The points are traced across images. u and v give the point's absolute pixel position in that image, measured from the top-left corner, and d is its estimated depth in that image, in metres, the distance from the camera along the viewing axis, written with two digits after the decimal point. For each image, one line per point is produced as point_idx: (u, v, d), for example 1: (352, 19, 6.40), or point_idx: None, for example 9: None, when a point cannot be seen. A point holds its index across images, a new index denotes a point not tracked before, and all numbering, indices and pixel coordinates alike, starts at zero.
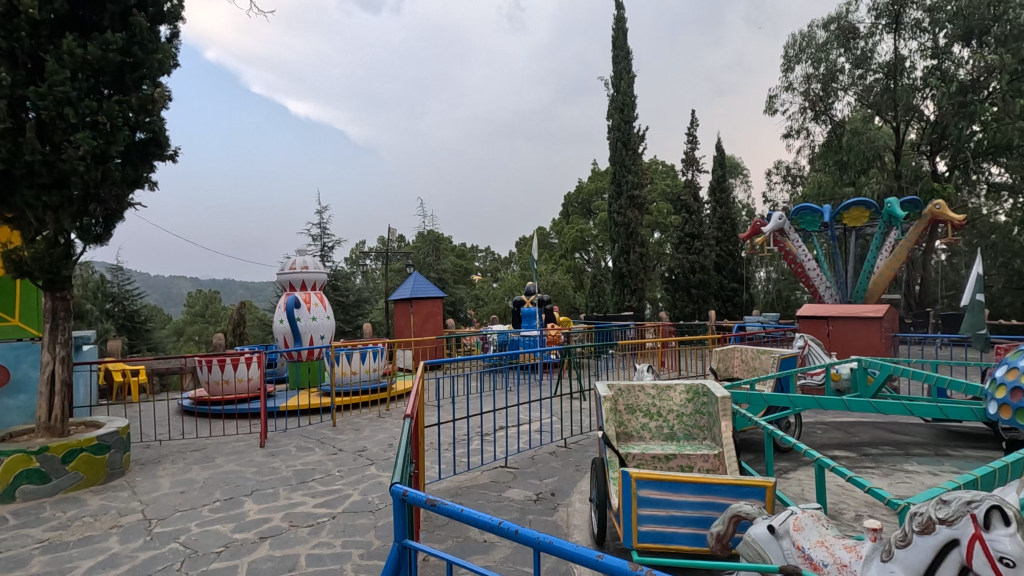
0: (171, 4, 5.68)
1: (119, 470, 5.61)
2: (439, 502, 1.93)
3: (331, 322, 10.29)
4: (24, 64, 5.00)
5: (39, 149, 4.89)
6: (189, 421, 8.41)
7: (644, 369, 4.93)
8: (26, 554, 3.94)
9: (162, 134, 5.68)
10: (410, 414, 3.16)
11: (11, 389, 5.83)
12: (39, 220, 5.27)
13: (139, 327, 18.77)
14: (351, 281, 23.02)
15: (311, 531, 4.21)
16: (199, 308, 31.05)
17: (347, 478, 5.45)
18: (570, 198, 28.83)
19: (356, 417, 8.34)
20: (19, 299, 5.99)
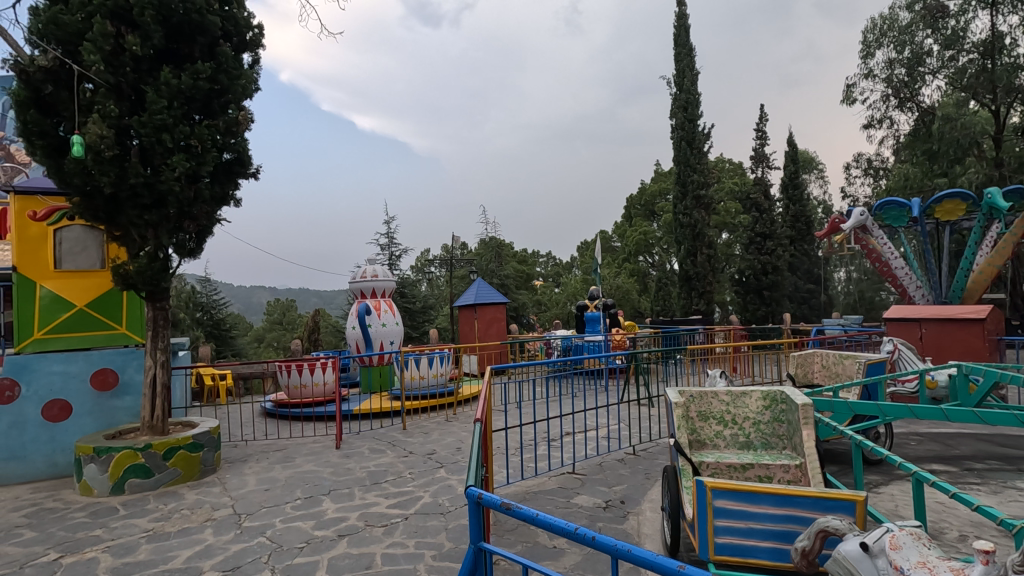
0: (252, 32, 6.10)
1: (211, 467, 6.03)
2: (513, 506, 1.94)
3: (399, 328, 10.63)
4: (128, 96, 5.52)
5: (141, 173, 5.38)
6: (272, 423, 8.93)
7: (716, 374, 4.75)
8: (134, 542, 4.31)
9: (245, 154, 6.11)
10: (480, 418, 3.20)
11: (120, 391, 6.41)
12: (141, 237, 5.77)
13: (224, 334, 20.15)
14: (417, 288, 23.74)
15: (385, 531, 4.35)
16: (277, 315, 32.97)
17: (418, 480, 5.60)
18: (633, 200, 28.31)
19: (424, 421, 8.55)
20: (126, 309, 6.59)
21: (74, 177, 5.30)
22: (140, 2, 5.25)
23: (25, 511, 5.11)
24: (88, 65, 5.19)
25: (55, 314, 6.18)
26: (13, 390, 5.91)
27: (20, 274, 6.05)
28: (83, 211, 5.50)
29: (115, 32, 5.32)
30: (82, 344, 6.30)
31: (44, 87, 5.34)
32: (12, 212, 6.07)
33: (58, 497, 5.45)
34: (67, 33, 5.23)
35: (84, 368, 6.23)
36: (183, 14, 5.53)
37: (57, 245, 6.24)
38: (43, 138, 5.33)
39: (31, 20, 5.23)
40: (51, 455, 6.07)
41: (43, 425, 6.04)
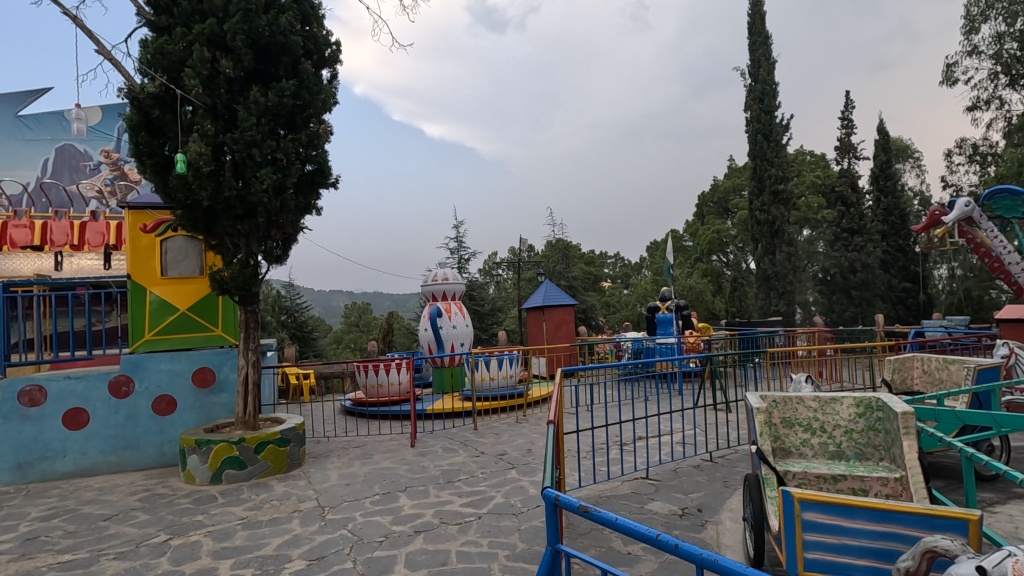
0: (331, 49, 6.42)
1: (297, 461, 6.41)
2: (592, 509, 1.91)
3: (469, 330, 10.81)
4: (223, 115, 5.98)
5: (234, 186, 5.80)
6: (351, 420, 9.36)
7: (801, 379, 4.48)
8: (231, 529, 4.64)
9: (326, 165, 6.45)
10: (552, 420, 3.23)
11: (217, 388, 6.93)
12: (235, 246, 6.22)
13: (307, 336, 21.39)
14: (486, 290, 24.13)
15: (460, 529, 4.43)
16: (354, 317, 34.52)
17: (491, 480, 5.67)
18: (704, 198, 27.35)
19: (495, 422, 8.66)
20: (221, 312, 7.12)
21: (178, 193, 5.79)
22: (232, 28, 5.67)
23: (140, 495, 5.64)
24: (189, 89, 5.67)
25: (161, 317, 6.79)
26: (128, 386, 6.57)
27: (133, 281, 6.69)
28: (185, 223, 5.99)
29: (211, 58, 5.78)
30: (184, 345, 6.88)
31: (152, 112, 5.88)
32: (126, 225, 6.71)
33: (167, 484, 5.98)
34: (172, 61, 5.74)
35: (187, 367, 6.81)
36: (269, 36, 5.92)
37: (163, 254, 6.84)
38: (152, 157, 5.87)
39: (141, 51, 5.78)
40: (160, 445, 6.68)
41: (153, 418, 6.66)
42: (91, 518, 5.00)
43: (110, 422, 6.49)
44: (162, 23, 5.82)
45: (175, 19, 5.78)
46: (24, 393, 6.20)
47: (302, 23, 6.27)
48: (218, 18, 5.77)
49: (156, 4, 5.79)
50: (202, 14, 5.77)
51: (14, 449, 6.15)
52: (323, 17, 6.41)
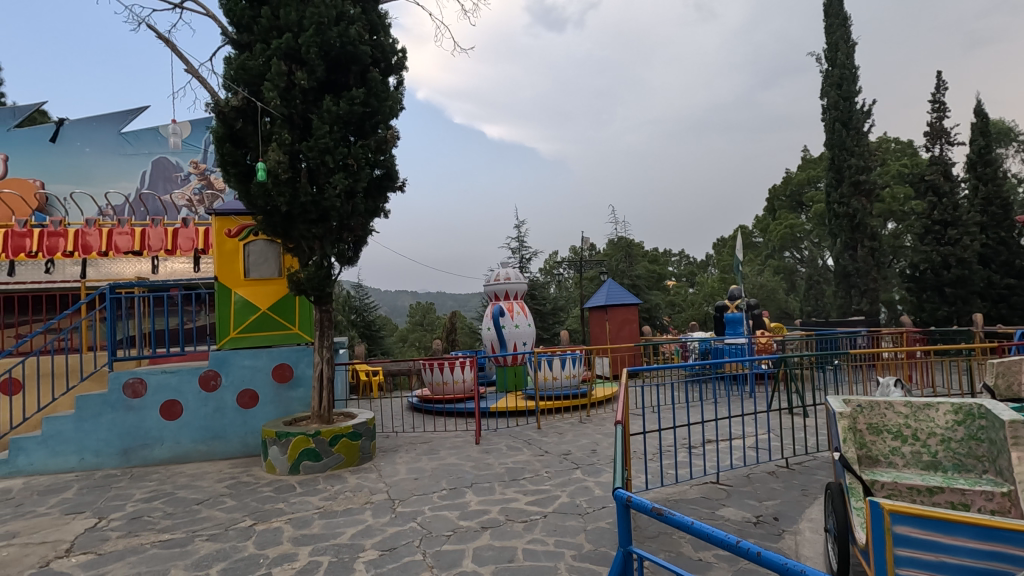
0: (397, 56, 6.64)
1: (368, 454, 6.67)
2: (665, 512, 1.92)
3: (532, 329, 10.84)
4: (298, 124, 6.31)
5: (310, 192, 6.11)
6: (418, 417, 9.62)
7: (889, 383, 4.18)
8: (309, 517, 4.89)
9: (393, 169, 6.69)
10: (620, 419, 3.36)
11: (294, 383, 7.32)
12: (310, 249, 6.54)
13: (374, 334, 22.20)
14: (548, 290, 24.15)
15: (526, 527, 4.45)
16: (418, 317, 35.43)
17: (555, 479, 5.66)
18: (776, 191, 26.11)
19: (558, 421, 8.64)
20: (297, 311, 7.51)
21: (258, 199, 6.14)
22: (307, 41, 5.97)
23: (227, 482, 6.05)
24: (268, 101, 6.03)
25: (245, 316, 7.25)
26: (216, 380, 7.06)
27: (220, 283, 7.19)
28: (265, 227, 6.35)
29: (287, 71, 6.11)
30: (265, 342, 7.31)
31: (235, 124, 6.28)
32: (214, 231, 7.21)
33: (251, 472, 6.38)
34: (252, 76, 6.11)
35: (267, 363, 7.24)
36: (340, 47, 6.20)
37: (246, 257, 7.30)
38: (236, 167, 6.27)
39: (225, 68, 6.19)
40: (244, 436, 7.13)
41: (238, 410, 7.12)
42: (185, 502, 5.42)
43: (201, 413, 7.00)
44: (243, 40, 6.20)
45: (255, 36, 6.15)
46: (128, 386, 6.80)
47: (370, 33, 6.52)
48: (293, 33, 6.09)
49: (238, 23, 6.18)
50: (279, 30, 6.11)
51: (119, 436, 6.76)
52: (390, 26, 6.66)
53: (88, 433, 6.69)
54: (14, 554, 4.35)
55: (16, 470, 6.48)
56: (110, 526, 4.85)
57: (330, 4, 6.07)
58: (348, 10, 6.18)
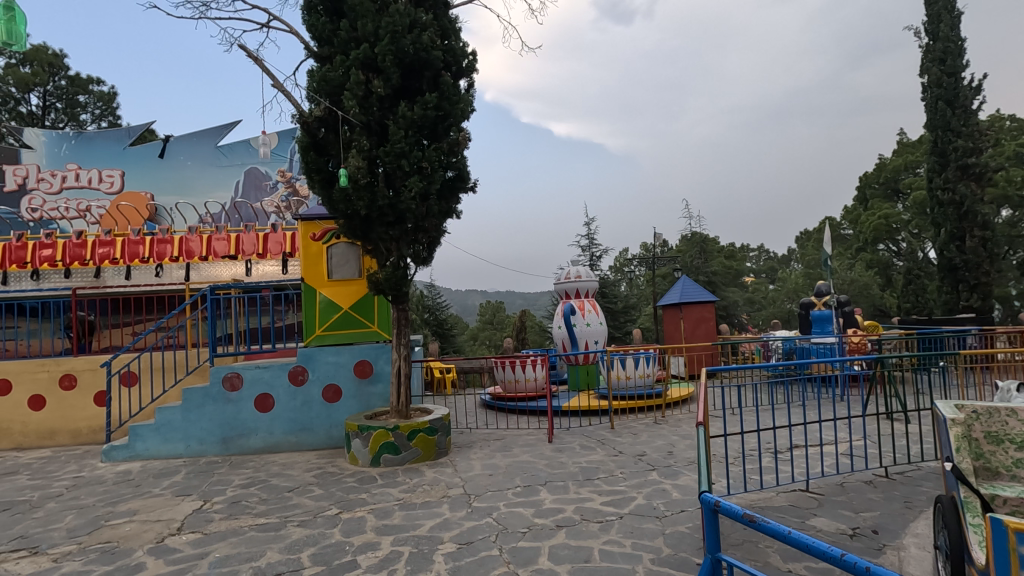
0: (468, 59, 6.76)
1: (444, 450, 6.83)
2: (758, 519, 1.98)
3: (603, 328, 10.72)
4: (375, 130, 6.55)
5: (387, 195, 6.35)
6: (491, 414, 9.75)
7: (1012, 389, 3.77)
8: (389, 508, 5.09)
9: (465, 171, 6.83)
10: (702, 420, 3.28)
11: (374, 378, 7.64)
12: (387, 250, 6.79)
13: (447, 333, 22.74)
14: (618, 288, 23.79)
15: (602, 527, 4.40)
16: (488, 315, 35.93)
17: (630, 480, 5.55)
18: (868, 179, 24.28)
19: (632, 422, 8.47)
20: (376, 311, 7.80)
21: (339, 204, 6.43)
22: (382, 50, 6.20)
23: (315, 472, 6.42)
24: (348, 110, 6.32)
25: (328, 315, 7.64)
26: (303, 375, 7.50)
27: (306, 284, 7.62)
28: (346, 231, 6.65)
29: (365, 80, 6.37)
30: (347, 340, 7.67)
31: (319, 132, 6.62)
32: (300, 235, 7.65)
33: (336, 463, 6.72)
34: (333, 86, 6.41)
35: (349, 360, 7.61)
36: (414, 53, 6.39)
37: (329, 259, 7.69)
38: (320, 173, 6.61)
39: (309, 80, 6.53)
40: (329, 429, 7.52)
41: (323, 404, 7.53)
42: (278, 489, 5.80)
43: (290, 406, 7.46)
44: (324, 53, 6.53)
45: (335, 49, 6.45)
46: (227, 379, 7.36)
47: (441, 38, 6.69)
48: (370, 42, 6.34)
49: (320, 38, 6.51)
50: (357, 41, 6.39)
51: (220, 426, 7.34)
52: (461, 31, 6.82)
53: (193, 423, 7.31)
54: (135, 529, 4.84)
55: (134, 454, 7.19)
56: (214, 508, 5.28)
57: (404, 12, 6.28)
58: (420, 17, 6.37)
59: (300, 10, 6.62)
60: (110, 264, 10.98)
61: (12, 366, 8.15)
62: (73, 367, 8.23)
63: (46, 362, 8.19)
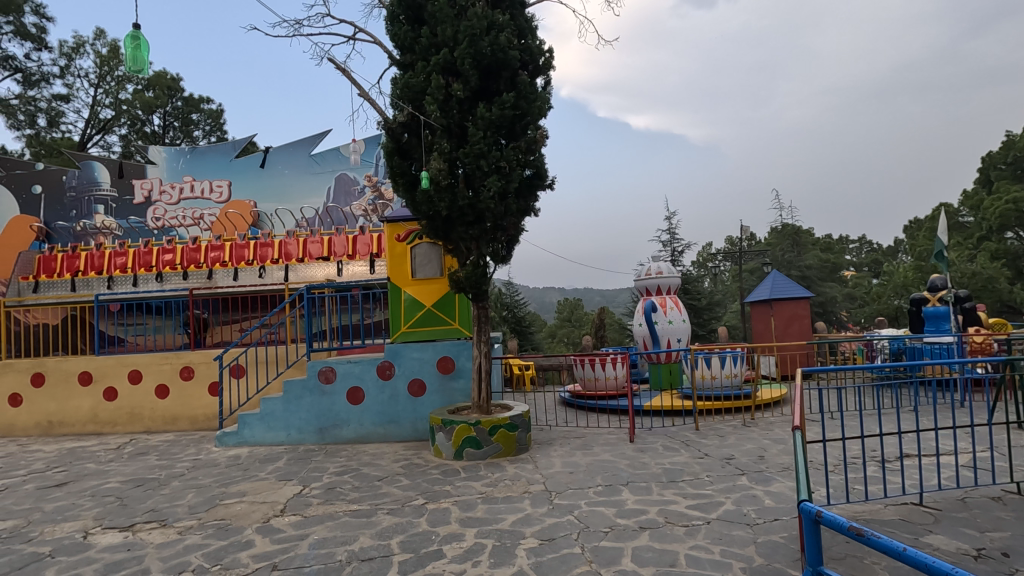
0: (544, 57, 6.77)
1: (525, 446, 6.91)
2: (866, 533, 1.97)
3: (687, 326, 10.35)
4: (455, 132, 6.70)
5: (467, 195, 6.49)
6: (570, 412, 9.71)
7: None
8: (473, 501, 5.21)
9: (542, 169, 6.86)
10: (799, 424, 3.11)
11: (456, 374, 7.86)
12: (468, 249, 6.94)
13: (525, 330, 22.94)
14: (702, 284, 22.93)
15: (688, 531, 4.25)
16: (566, 313, 35.97)
17: (718, 485, 5.32)
18: (992, 160, 21.75)
19: (718, 423, 8.13)
20: (457, 309, 8.00)
21: (422, 205, 6.65)
22: (462, 54, 6.34)
23: (402, 463, 6.70)
24: (429, 114, 6.53)
25: (413, 313, 7.95)
26: (390, 369, 7.86)
27: (392, 283, 7.97)
28: (429, 231, 6.87)
29: (445, 84, 6.55)
30: (430, 337, 7.94)
31: (402, 137, 6.89)
32: (386, 236, 8.02)
33: (421, 455, 6.97)
34: (415, 92, 6.63)
35: (433, 356, 7.88)
36: (492, 55, 6.49)
37: (413, 259, 7.98)
38: (403, 176, 6.86)
39: (393, 87, 6.80)
40: (414, 422, 7.83)
41: (409, 398, 7.85)
42: (369, 478, 6.12)
43: (379, 399, 7.84)
44: (406, 61, 6.77)
45: (416, 55, 6.68)
46: (322, 372, 7.86)
47: (518, 38, 6.75)
48: (449, 47, 6.51)
49: (402, 46, 6.77)
50: (437, 46, 6.57)
51: (317, 417, 7.86)
52: (537, 29, 6.84)
53: (293, 413, 7.87)
54: (245, 509, 5.29)
55: (243, 440, 7.86)
56: (312, 493, 5.66)
57: (482, 15, 6.38)
58: (498, 18, 6.45)
59: (383, 21, 6.91)
60: (221, 267, 12.12)
61: (142, 358, 9.16)
62: (191, 360, 9.13)
63: (169, 355, 9.14)
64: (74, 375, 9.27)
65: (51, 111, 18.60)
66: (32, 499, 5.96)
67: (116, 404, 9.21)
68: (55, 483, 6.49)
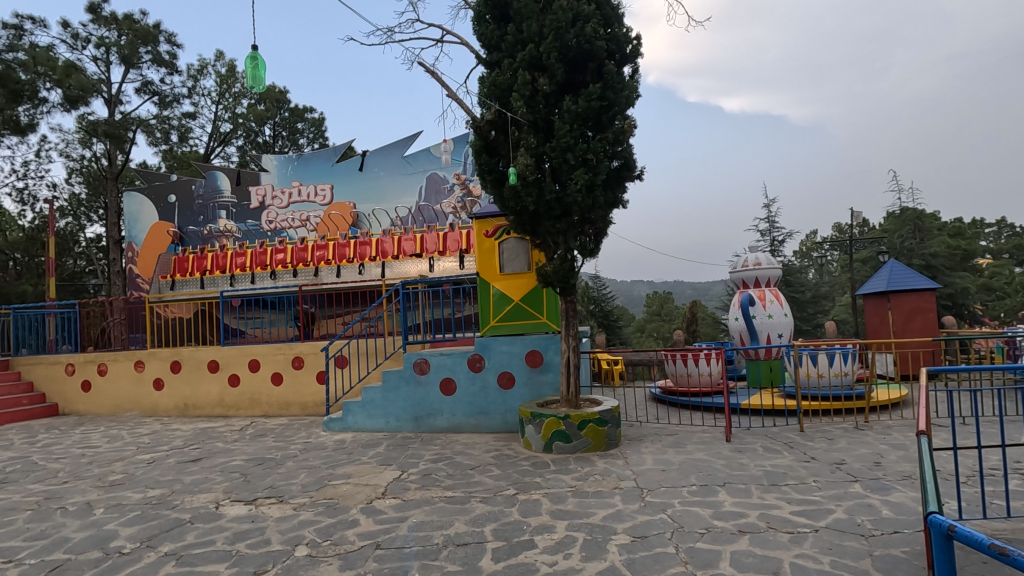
0: (631, 45, 6.63)
1: (615, 441, 6.83)
2: (1009, 553, 1.76)
3: (788, 320, 9.70)
4: (542, 126, 6.71)
5: (554, 189, 6.49)
6: (661, 408, 9.45)
7: None
8: (563, 494, 5.24)
9: (631, 159, 6.74)
10: (924, 428, 2.83)
11: (544, 368, 7.92)
12: (555, 243, 6.97)
13: (613, 324, 22.60)
14: (806, 275, 21.40)
15: (793, 538, 4.00)
16: (656, 307, 35.20)
17: (826, 491, 4.95)
18: None
19: (826, 425, 7.55)
20: (546, 302, 8.05)
21: (510, 201, 6.72)
22: (548, 48, 6.34)
23: (493, 453, 6.87)
24: (516, 110, 6.58)
25: (501, 307, 8.10)
26: (481, 362, 8.07)
27: (482, 277, 8.15)
28: (516, 227, 6.93)
29: (531, 79, 6.58)
30: (518, 330, 8.05)
31: (490, 135, 7.01)
32: (475, 232, 8.20)
33: (511, 447, 7.10)
34: (502, 90, 6.71)
35: (521, 349, 7.99)
36: (578, 46, 6.44)
37: (501, 253, 8.12)
38: (492, 174, 6.98)
39: (481, 86, 6.93)
40: (504, 414, 7.99)
41: (499, 390, 8.02)
42: (462, 466, 6.34)
43: (470, 390, 8.08)
44: (493, 59, 6.88)
45: (503, 53, 6.76)
46: (417, 364, 8.23)
47: (604, 27, 6.65)
48: (535, 42, 6.52)
49: (489, 45, 6.87)
50: (523, 42, 6.61)
51: (412, 406, 8.25)
52: (624, 16, 6.70)
53: (392, 401, 8.32)
54: (351, 490, 5.69)
55: (347, 426, 8.42)
56: (410, 479, 5.96)
57: (567, 7, 6.34)
58: (583, 8, 6.38)
59: (470, 22, 7.06)
60: (325, 265, 13.04)
61: (260, 349, 10.08)
62: (301, 351, 9.91)
63: (282, 346, 9.99)
64: (204, 363, 10.40)
65: (182, 127, 20.88)
66: (174, 471, 6.79)
67: (239, 389, 10.22)
68: (191, 459, 7.34)
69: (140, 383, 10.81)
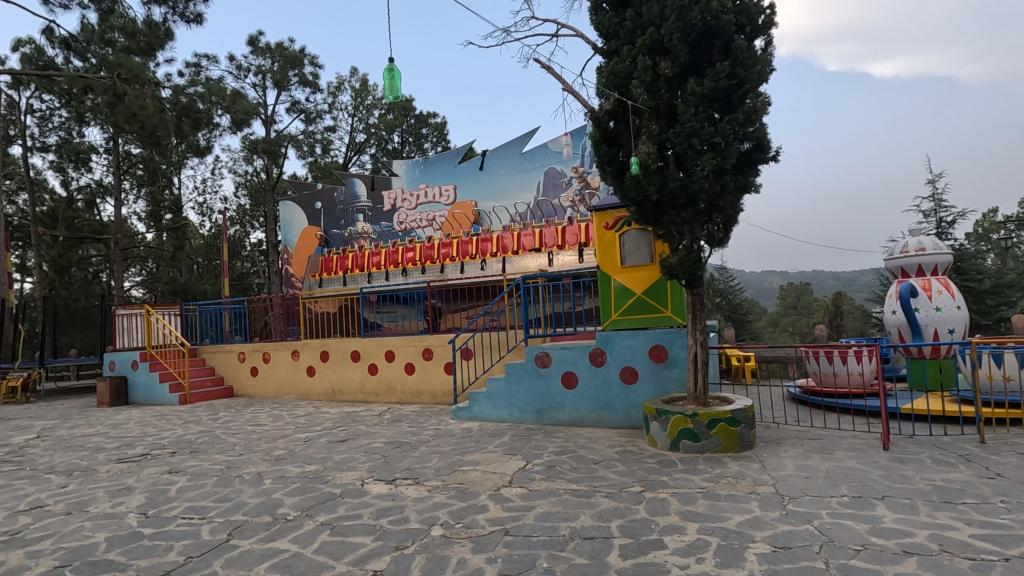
0: (764, 15, 6.14)
1: (748, 443, 6.41)
2: None
3: (962, 314, 8.37)
4: (664, 112, 6.43)
5: (679, 177, 6.19)
6: (802, 410, 8.66)
7: None
8: (693, 495, 5.02)
9: (764, 139, 6.24)
10: None
11: (670, 363, 7.62)
12: (680, 234, 6.66)
13: (742, 318, 21.18)
14: (984, 261, 18.34)
15: (975, 566, 3.46)
16: (791, 299, 32.46)
17: (1019, 515, 4.21)
18: None
19: (1014, 437, 6.43)
20: (670, 295, 7.74)
21: (631, 192, 6.53)
22: (669, 29, 6.06)
23: (617, 449, 6.76)
24: (636, 98, 6.37)
25: (624, 300, 7.94)
26: (603, 357, 7.98)
27: (603, 270, 8.05)
28: (638, 217, 6.72)
29: (652, 64, 6.32)
30: (641, 324, 7.85)
31: (609, 125, 6.87)
32: (595, 225, 8.12)
33: (635, 443, 6.94)
34: (621, 78, 6.53)
35: (645, 344, 7.77)
36: (703, 24, 6.09)
37: (622, 246, 7.95)
38: (612, 164, 6.82)
39: (598, 76, 6.79)
40: (627, 409, 7.84)
41: (622, 385, 7.87)
42: (586, 460, 6.32)
43: (592, 384, 8.04)
44: (611, 48, 6.72)
45: (621, 41, 6.57)
46: (539, 357, 8.36)
47: None
48: (656, 25, 6.25)
49: (607, 33, 6.71)
50: (643, 27, 6.37)
51: (535, 398, 8.40)
52: None
53: (515, 393, 8.54)
54: (480, 477, 5.94)
55: (473, 415, 8.80)
56: (535, 469, 6.08)
57: None
58: None
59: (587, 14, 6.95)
60: (450, 262, 13.72)
61: (394, 341, 10.88)
62: (430, 343, 10.54)
63: (414, 339, 10.69)
64: (348, 353, 11.46)
65: (325, 140, 23.14)
66: (326, 450, 7.57)
67: (377, 377, 11.12)
68: (339, 439, 8.14)
69: (295, 369, 12.21)
